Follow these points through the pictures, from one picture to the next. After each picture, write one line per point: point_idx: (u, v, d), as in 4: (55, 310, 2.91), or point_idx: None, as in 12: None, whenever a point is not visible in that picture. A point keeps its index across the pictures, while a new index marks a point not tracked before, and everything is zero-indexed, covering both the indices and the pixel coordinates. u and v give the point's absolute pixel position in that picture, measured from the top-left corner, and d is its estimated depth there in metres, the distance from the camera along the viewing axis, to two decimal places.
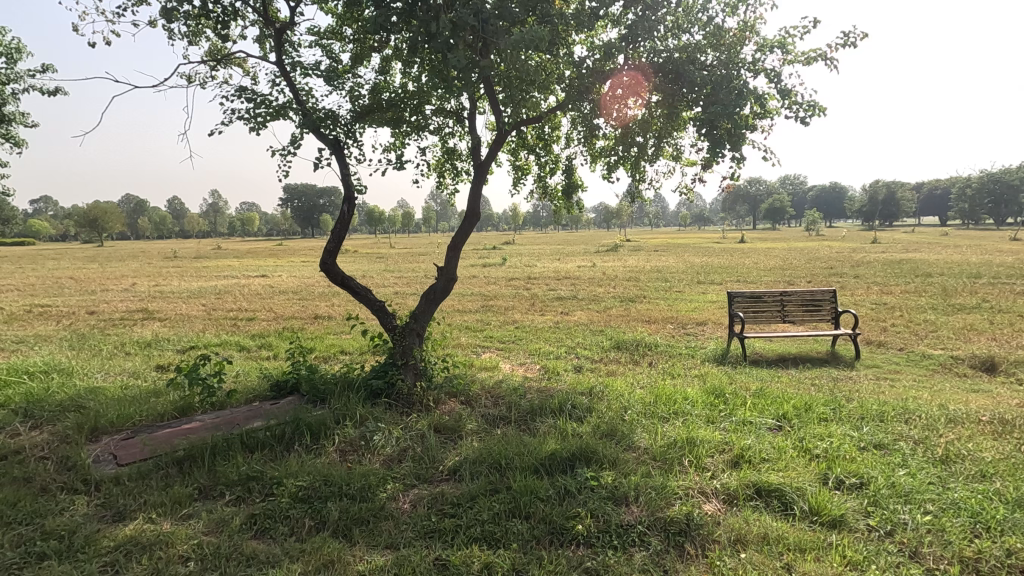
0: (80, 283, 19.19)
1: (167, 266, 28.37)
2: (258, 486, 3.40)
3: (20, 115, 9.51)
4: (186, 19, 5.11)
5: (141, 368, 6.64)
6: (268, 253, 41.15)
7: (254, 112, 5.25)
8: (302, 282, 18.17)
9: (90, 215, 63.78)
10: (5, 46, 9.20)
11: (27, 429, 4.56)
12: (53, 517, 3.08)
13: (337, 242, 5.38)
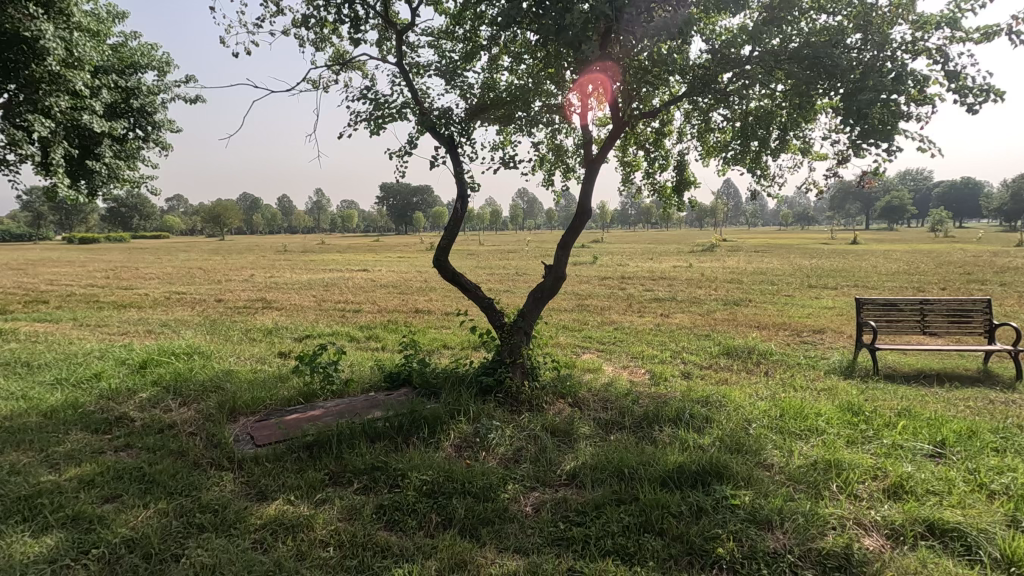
0: (208, 273, 21.22)
1: (279, 258, 30.76)
2: (383, 477, 3.48)
3: (168, 122, 10.60)
4: (315, 28, 5.39)
5: (266, 354, 7.16)
6: (367, 247, 43.16)
7: (375, 113, 5.45)
8: (400, 277, 18.91)
9: (215, 213, 70.77)
10: (156, 60, 10.29)
11: (177, 405, 5.02)
12: (206, 491, 3.32)
13: (450, 239, 5.43)
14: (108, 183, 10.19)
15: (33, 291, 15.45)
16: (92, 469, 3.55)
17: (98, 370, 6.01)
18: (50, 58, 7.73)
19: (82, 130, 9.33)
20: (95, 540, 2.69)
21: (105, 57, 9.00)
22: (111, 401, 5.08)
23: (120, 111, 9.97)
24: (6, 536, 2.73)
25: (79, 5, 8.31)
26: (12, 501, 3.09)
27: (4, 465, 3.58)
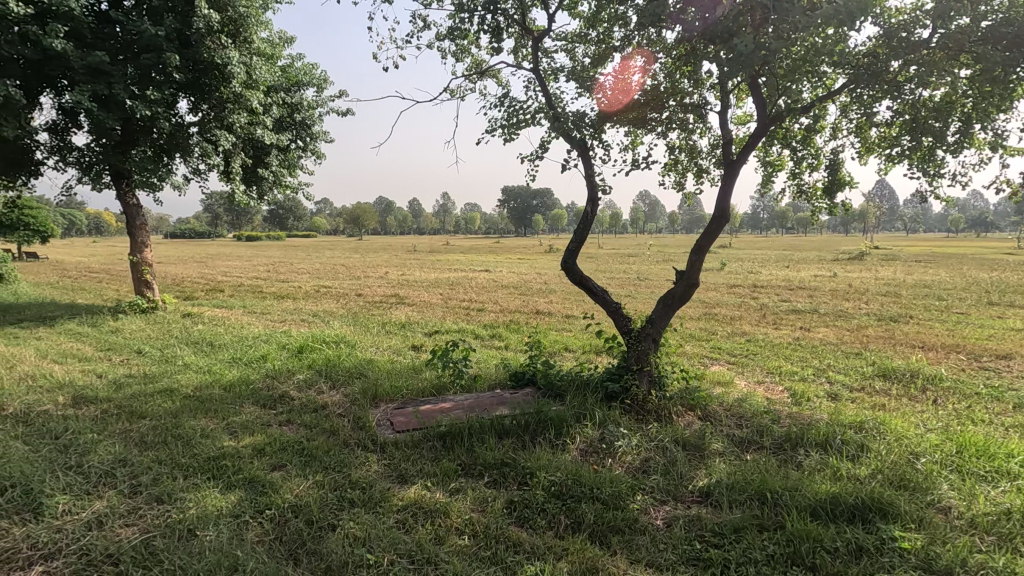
0: (349, 270, 23.31)
1: (410, 258, 32.94)
2: (512, 473, 3.56)
3: (323, 133, 11.81)
4: (456, 40, 5.67)
5: (401, 347, 7.69)
6: (489, 249, 44.74)
7: (510, 119, 5.61)
8: (520, 278, 19.33)
9: (355, 214, 77.73)
10: (316, 78, 11.51)
11: (328, 388, 5.57)
12: (355, 469, 3.63)
13: (580, 242, 5.42)
14: (274, 188, 11.63)
15: (214, 281, 18.09)
16: (262, 439, 4.05)
17: (265, 352, 6.86)
18: (235, 81, 8.98)
19: (256, 143, 10.73)
20: (267, 502, 3.05)
21: (276, 77, 10.24)
22: (275, 380, 5.77)
23: (286, 124, 11.30)
24: (200, 488, 3.19)
25: (259, 33, 9.55)
26: (203, 460, 3.61)
27: (196, 428, 4.21)
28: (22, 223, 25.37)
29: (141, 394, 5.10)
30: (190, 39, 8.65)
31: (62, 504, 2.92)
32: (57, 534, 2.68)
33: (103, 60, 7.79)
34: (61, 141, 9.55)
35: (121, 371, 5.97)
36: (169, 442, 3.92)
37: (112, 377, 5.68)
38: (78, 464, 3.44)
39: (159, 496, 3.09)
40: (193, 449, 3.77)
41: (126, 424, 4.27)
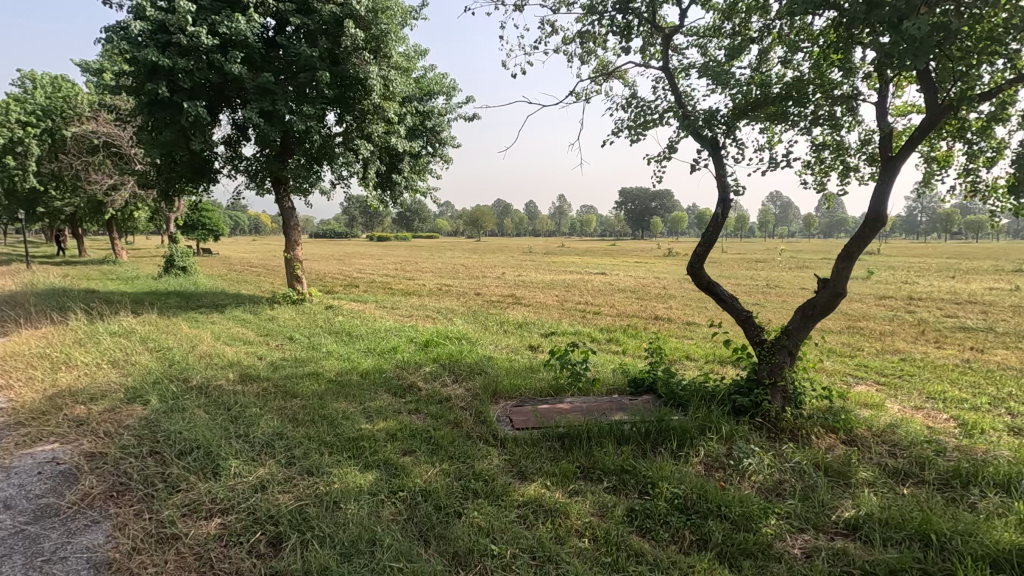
0: (469, 270, 24.32)
1: (526, 259, 33.58)
2: (632, 481, 3.48)
3: (450, 139, 12.40)
4: (583, 42, 5.67)
5: (519, 346, 7.86)
6: (604, 252, 44.23)
7: (636, 119, 5.49)
8: (638, 282, 18.82)
9: (474, 216, 81.08)
10: (446, 86, 12.09)
11: (452, 382, 5.86)
12: (478, 460, 3.76)
13: (707, 246, 5.15)
14: (406, 192, 12.45)
15: (350, 277, 19.82)
16: (394, 426, 4.36)
17: (396, 344, 7.38)
18: (375, 93, 9.73)
19: (391, 150, 11.56)
20: (400, 484, 3.27)
21: (411, 88, 10.93)
22: (404, 371, 6.18)
23: (418, 132, 12.02)
24: (343, 465, 3.50)
25: (397, 48, 10.24)
26: (345, 440, 3.96)
27: (338, 410, 4.63)
28: (200, 222, 29.82)
29: (294, 376, 5.73)
30: (339, 58, 9.55)
31: (234, 466, 3.37)
32: (231, 492, 3.10)
33: (269, 81, 8.88)
34: (234, 152, 11.03)
35: (277, 355, 6.76)
36: (316, 421, 4.35)
37: (270, 360, 6.45)
38: (245, 433, 3.95)
39: (308, 468, 3.44)
40: (336, 429, 4.15)
41: (282, 402, 4.82)
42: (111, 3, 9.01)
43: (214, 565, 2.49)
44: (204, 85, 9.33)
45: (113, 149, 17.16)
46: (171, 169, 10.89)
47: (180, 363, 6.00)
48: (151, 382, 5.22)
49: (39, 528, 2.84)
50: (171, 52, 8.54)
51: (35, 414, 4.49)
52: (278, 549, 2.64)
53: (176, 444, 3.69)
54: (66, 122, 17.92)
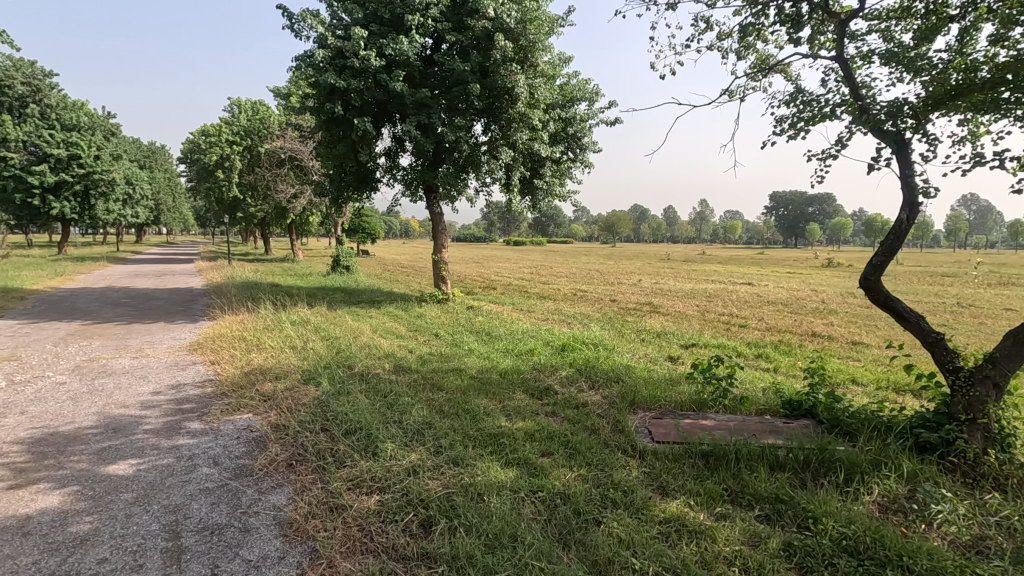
0: (604, 276, 24.03)
1: (664, 266, 32.38)
2: (789, 512, 3.17)
3: (591, 144, 12.36)
4: (741, 37, 5.31)
5: (658, 356, 7.57)
6: (751, 260, 41.05)
7: (801, 116, 5.00)
8: (791, 295, 17.18)
9: (609, 223, 80.13)
10: (589, 91, 12.08)
11: (588, 387, 5.82)
12: (616, 469, 3.68)
13: (886, 256, 4.51)
14: (546, 198, 12.65)
15: (488, 280, 20.68)
16: (533, 426, 4.44)
17: (532, 346, 7.53)
18: (520, 102, 10.04)
19: (533, 157, 11.85)
20: (539, 484, 3.32)
21: (554, 96, 11.12)
22: (541, 373, 6.28)
23: (560, 138, 12.17)
24: (485, 459, 3.64)
25: (543, 57, 10.47)
26: (486, 435, 4.12)
27: (480, 406, 4.84)
28: (361, 226, 33.15)
29: (440, 370, 6.12)
30: (488, 69, 10.03)
31: (390, 449, 3.67)
32: (387, 472, 3.38)
33: (425, 95, 9.61)
34: (393, 162, 12.09)
35: (426, 349, 7.27)
36: (460, 414, 4.59)
37: (419, 353, 6.96)
38: (398, 420, 4.28)
39: (454, 459, 3.63)
40: (478, 424, 4.34)
41: (430, 393, 5.17)
42: (301, 35, 10.40)
43: (374, 538, 2.74)
44: (371, 103, 10.37)
45: (296, 162, 19.80)
46: (341, 178, 12.25)
47: (345, 351, 6.73)
48: (322, 366, 5.92)
49: (238, 483, 3.36)
50: (346, 75, 9.62)
51: (236, 387, 5.32)
52: (429, 531, 2.82)
53: (343, 424, 4.12)
54: (262, 140, 21.08)
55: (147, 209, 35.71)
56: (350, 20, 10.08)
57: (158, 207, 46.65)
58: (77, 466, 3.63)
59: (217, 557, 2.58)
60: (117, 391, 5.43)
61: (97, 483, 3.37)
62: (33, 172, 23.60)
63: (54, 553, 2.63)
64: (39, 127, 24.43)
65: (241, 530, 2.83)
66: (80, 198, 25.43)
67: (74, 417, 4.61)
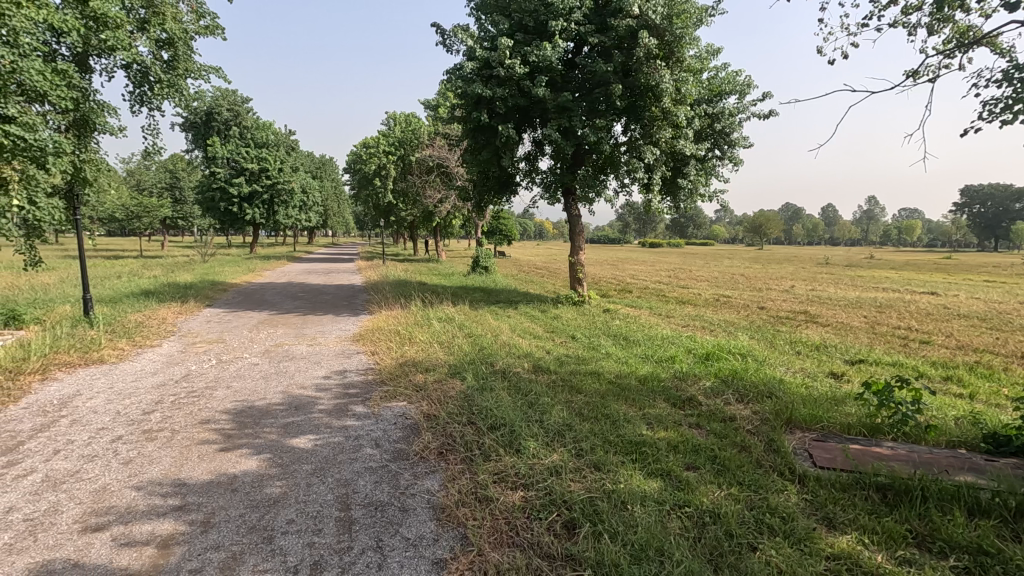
0: (751, 281, 22.26)
1: (822, 271, 29.11)
2: (998, 568, 2.66)
3: (742, 140, 11.54)
4: (935, 9, 4.59)
5: (818, 371, 6.82)
6: (936, 266, 35.26)
7: (1017, 96, 4.19)
8: (990, 308, 14.46)
9: (757, 224, 74.19)
10: (741, 83, 11.23)
11: (736, 401, 5.43)
12: (773, 493, 3.38)
13: None
14: (688, 198, 12.08)
15: (623, 283, 20.24)
16: (676, 437, 4.25)
17: (674, 353, 7.22)
18: (665, 99, 9.71)
19: (676, 155, 11.37)
20: (686, 499, 3.16)
21: (701, 91, 10.56)
22: (682, 382, 5.99)
23: (705, 135, 11.55)
24: (627, 466, 3.57)
25: (690, 51, 10.00)
26: (627, 442, 4.03)
27: (620, 412, 4.76)
28: (499, 228, 34.44)
29: (578, 373, 6.14)
30: (631, 69, 9.85)
31: (534, 447, 3.76)
32: (531, 469, 3.47)
33: (567, 99, 9.70)
34: (532, 166, 12.37)
35: (563, 351, 7.34)
36: (599, 418, 4.56)
37: (556, 355, 7.03)
38: (539, 419, 4.36)
39: (595, 463, 3.61)
40: (618, 430, 4.26)
41: (568, 395, 5.20)
42: (452, 49, 11.08)
43: (520, 532, 2.82)
44: (514, 110, 10.72)
45: (443, 169, 21.14)
46: (484, 183, 12.83)
47: (487, 348, 7.02)
48: (466, 362, 6.24)
49: (397, 466, 3.67)
50: (493, 84, 10.07)
51: (393, 377, 5.83)
52: (573, 533, 2.83)
53: (489, 419, 4.30)
54: (414, 149, 22.80)
55: (317, 214, 40.63)
56: (496, 31, 10.51)
57: (326, 212, 52.74)
58: (269, 436, 4.24)
59: (382, 531, 2.85)
60: (297, 373, 6.24)
61: (285, 453, 3.90)
62: (234, 184, 28.04)
63: (255, 509, 3.09)
64: (239, 146, 28.94)
65: (400, 509, 3.09)
66: (267, 206, 29.65)
67: (265, 394, 5.39)
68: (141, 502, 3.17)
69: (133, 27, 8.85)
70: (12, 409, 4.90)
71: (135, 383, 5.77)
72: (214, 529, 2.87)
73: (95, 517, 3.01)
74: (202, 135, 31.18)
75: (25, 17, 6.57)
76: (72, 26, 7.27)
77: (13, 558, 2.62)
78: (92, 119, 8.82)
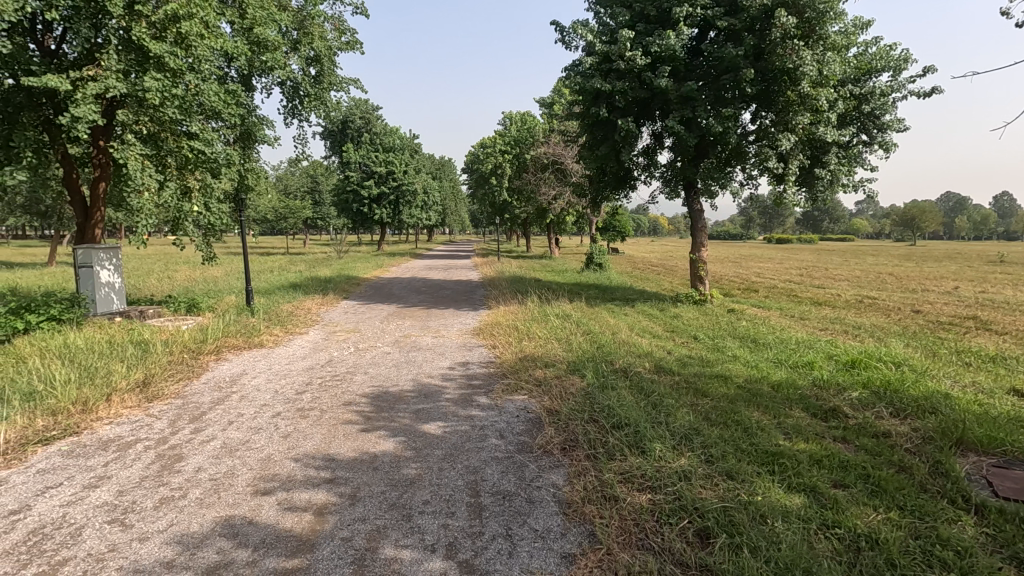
0: (903, 281, 19.74)
1: (995, 271, 24.99)
2: None
3: (895, 122, 10.25)
4: None
5: (996, 387, 5.87)
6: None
7: None
8: None
9: (909, 217, 65.60)
10: (896, 58, 9.98)
11: (890, 415, 4.85)
12: (943, 523, 2.96)
13: None
14: (827, 189, 10.98)
15: (748, 282, 18.87)
16: (819, 450, 3.89)
17: (812, 359, 6.61)
18: (804, 82, 8.91)
19: (814, 142, 10.38)
20: (835, 519, 2.89)
21: (847, 70, 9.54)
22: (824, 391, 5.45)
23: (850, 118, 10.41)
24: (765, 478, 3.33)
25: (834, 27, 9.08)
26: (763, 452, 3.76)
27: (753, 419, 4.45)
28: (613, 224, 33.82)
29: (704, 375, 5.85)
30: (764, 51, 9.19)
31: (660, 450, 3.64)
32: (659, 472, 3.36)
33: (691, 88, 9.26)
34: (651, 159, 11.98)
35: (686, 352, 7.02)
36: (729, 424, 4.31)
37: (679, 356, 6.75)
38: (665, 421, 4.22)
39: (728, 471, 3.41)
40: (752, 438, 4.00)
41: (694, 398, 4.97)
42: (571, 45, 11.07)
43: (650, 535, 2.75)
44: (634, 103, 10.45)
45: (558, 166, 21.21)
46: (600, 179, 12.68)
47: (606, 346, 6.93)
48: (586, 359, 6.21)
49: (522, 458, 3.75)
50: (612, 78, 9.91)
51: (514, 371, 5.97)
52: (707, 543, 2.70)
53: (612, 417, 4.25)
54: (529, 147, 23.07)
55: (437, 212, 42.67)
56: (616, 23, 10.31)
57: (445, 210, 55.56)
58: (403, 421, 4.53)
59: (510, 521, 2.92)
60: (424, 363, 6.62)
61: (417, 438, 4.15)
62: (364, 186, 30.42)
63: (394, 488, 3.33)
64: (369, 151, 31.30)
65: (527, 500, 3.15)
66: (393, 206, 31.72)
67: (398, 381, 5.78)
68: (300, 473, 3.55)
69: (287, 48, 9.96)
70: (196, 383, 5.74)
71: (289, 365, 6.49)
72: (360, 503, 3.13)
73: (263, 483, 3.42)
74: (339, 142, 34.27)
75: (207, 46, 7.62)
76: (241, 51, 8.32)
77: (203, 511, 3.07)
78: (254, 132, 10.04)
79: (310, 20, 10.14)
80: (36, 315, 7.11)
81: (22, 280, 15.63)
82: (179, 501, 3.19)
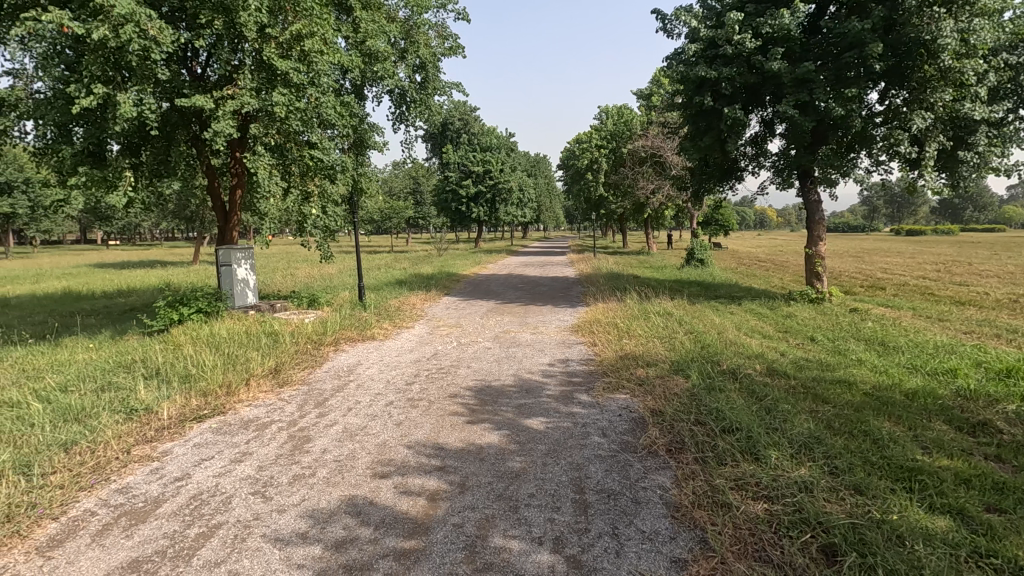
0: None
1: None
2: None
3: None
4: None
5: None
6: None
7: None
8: None
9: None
10: None
11: None
12: None
13: None
14: (973, 174, 9.67)
15: (873, 278, 17.05)
16: (966, 468, 3.46)
17: (955, 366, 5.87)
18: (945, 53, 7.93)
19: (957, 121, 9.19)
20: (990, 548, 2.56)
21: (1001, 37, 8.34)
22: (970, 403, 4.83)
23: (1004, 92, 9.10)
24: (901, 496, 3.03)
25: None
26: (897, 466, 3.42)
27: (884, 429, 4.06)
28: (715, 218, 32.17)
29: (824, 380, 5.41)
30: (896, 23, 8.29)
31: (777, 458, 3.43)
32: (776, 481, 3.17)
33: (808, 69, 8.57)
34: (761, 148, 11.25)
35: (802, 354, 6.53)
36: (855, 434, 3.96)
37: (794, 358, 6.29)
38: (780, 428, 3.97)
39: (856, 485, 3.15)
40: (884, 451, 3.65)
41: (813, 405, 4.62)
42: (672, 33, 10.69)
43: (768, 547, 2.61)
44: (742, 89, 9.88)
45: (657, 158, 20.55)
46: (704, 171, 12.13)
47: (712, 346, 6.62)
48: (690, 359, 5.98)
49: (627, 457, 3.70)
50: (718, 63, 9.44)
51: (615, 370, 5.89)
52: (834, 561, 2.51)
53: (722, 421, 4.07)
54: (626, 141, 22.58)
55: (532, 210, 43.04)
56: (722, 6, 9.82)
57: (538, 208, 56.07)
58: (507, 415, 4.64)
59: (617, 519, 2.91)
60: (524, 359, 6.73)
61: (521, 432, 4.24)
62: (463, 186, 31.51)
63: (500, 479, 3.43)
64: (467, 151, 32.32)
65: (633, 500, 3.11)
66: (490, 204, 32.46)
67: (500, 376, 5.92)
68: (413, 459, 3.77)
69: (395, 57, 10.54)
70: (319, 371, 6.27)
71: (398, 358, 6.89)
72: (470, 492, 3.26)
73: (381, 466, 3.67)
74: (439, 144, 35.76)
75: (326, 61, 8.19)
76: (354, 63, 8.93)
77: (330, 489, 3.35)
78: (366, 139, 10.73)
79: (415, 29, 10.66)
80: (188, 307, 8.11)
81: (175, 277, 17.90)
82: (310, 479, 3.51)
